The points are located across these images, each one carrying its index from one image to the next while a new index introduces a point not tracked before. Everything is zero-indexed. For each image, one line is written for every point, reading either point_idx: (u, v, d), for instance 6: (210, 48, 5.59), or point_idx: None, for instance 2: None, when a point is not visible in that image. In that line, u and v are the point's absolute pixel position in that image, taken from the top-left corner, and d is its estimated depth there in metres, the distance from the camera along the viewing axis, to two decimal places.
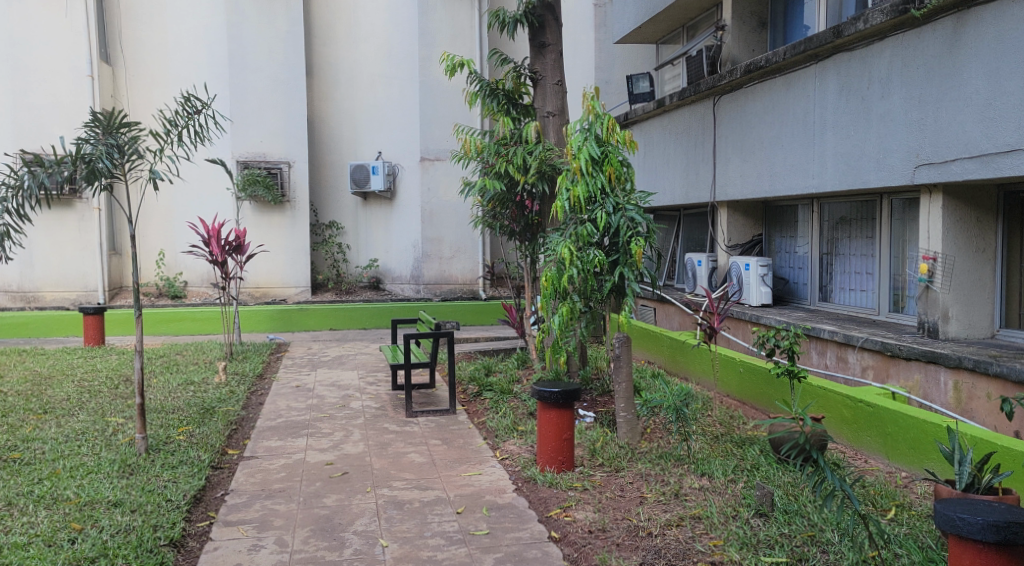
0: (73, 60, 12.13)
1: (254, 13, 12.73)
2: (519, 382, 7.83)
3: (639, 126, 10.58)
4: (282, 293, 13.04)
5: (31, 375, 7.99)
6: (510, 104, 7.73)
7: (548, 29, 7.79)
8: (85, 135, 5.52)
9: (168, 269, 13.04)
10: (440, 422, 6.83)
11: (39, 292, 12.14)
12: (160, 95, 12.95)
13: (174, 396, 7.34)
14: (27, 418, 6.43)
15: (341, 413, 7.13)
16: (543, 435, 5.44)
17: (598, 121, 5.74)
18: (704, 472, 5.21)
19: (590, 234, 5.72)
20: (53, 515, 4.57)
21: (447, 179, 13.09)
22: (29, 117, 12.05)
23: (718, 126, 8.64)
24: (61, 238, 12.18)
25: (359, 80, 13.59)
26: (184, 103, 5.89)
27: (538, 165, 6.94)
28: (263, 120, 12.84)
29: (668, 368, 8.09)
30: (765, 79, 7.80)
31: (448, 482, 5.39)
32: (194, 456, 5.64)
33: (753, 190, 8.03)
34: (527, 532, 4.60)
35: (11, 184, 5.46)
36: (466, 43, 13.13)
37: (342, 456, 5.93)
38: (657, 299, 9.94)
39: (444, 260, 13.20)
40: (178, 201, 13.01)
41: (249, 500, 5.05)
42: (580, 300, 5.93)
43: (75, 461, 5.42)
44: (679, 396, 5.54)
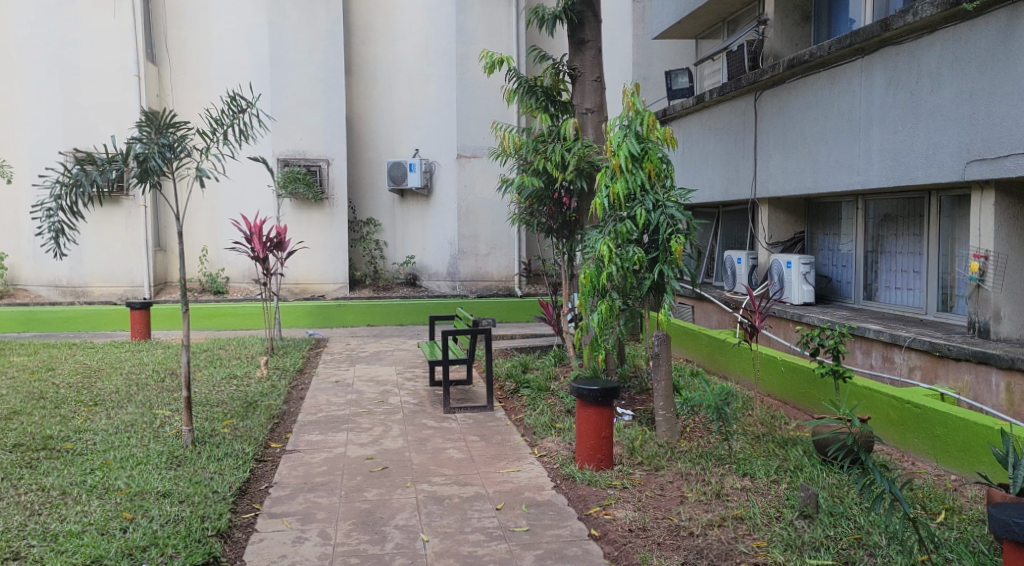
0: (121, 60, 12.38)
1: (295, 13, 12.87)
2: (556, 379, 7.82)
3: (678, 122, 10.50)
4: (320, 289, 13.20)
5: (81, 368, 8.20)
6: (548, 101, 7.73)
7: (587, 26, 7.73)
8: (137, 135, 5.64)
9: (211, 265, 13.27)
10: (477, 418, 6.86)
11: (88, 288, 12.44)
12: (205, 95, 13.19)
13: (217, 390, 7.46)
14: (78, 410, 6.59)
15: (380, 408, 7.19)
16: (582, 433, 5.43)
17: (638, 117, 5.73)
18: (746, 473, 5.17)
19: (629, 232, 5.70)
20: (105, 504, 4.68)
21: (484, 175, 13.13)
22: (79, 117, 12.33)
23: (759, 122, 8.55)
24: (109, 236, 12.46)
25: (397, 79, 13.68)
26: (230, 103, 5.98)
27: (577, 162, 6.91)
28: (303, 119, 12.98)
29: (707, 367, 8.02)
30: (808, 74, 7.70)
31: (488, 479, 5.40)
32: (239, 449, 5.73)
33: (795, 186, 7.92)
34: (567, 530, 4.60)
35: (66, 182, 5.58)
36: (503, 40, 13.12)
37: (382, 451, 5.97)
38: (696, 297, 9.87)
39: (480, 256, 13.24)
40: (221, 199, 13.22)
41: (292, 493, 5.13)
42: (619, 297, 5.90)
43: (125, 452, 5.53)
44: (721, 396, 5.47)
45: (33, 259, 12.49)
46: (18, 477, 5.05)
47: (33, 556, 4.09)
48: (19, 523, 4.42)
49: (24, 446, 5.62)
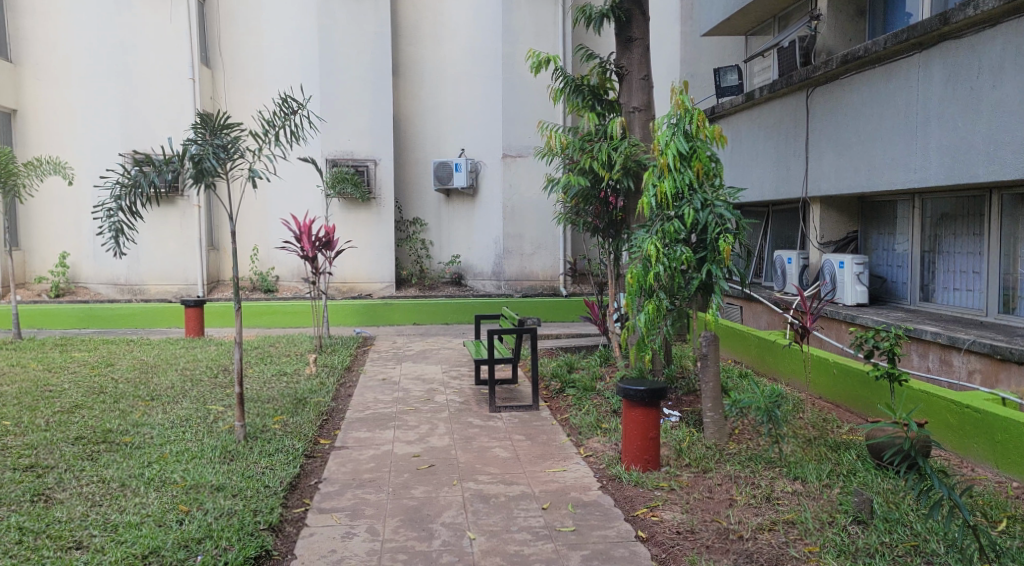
0: (176, 63, 12.66)
1: (343, 15, 13.02)
2: (602, 379, 7.78)
3: (727, 120, 10.38)
4: (367, 288, 13.34)
5: (138, 363, 8.42)
6: (595, 99, 7.74)
7: (635, 23, 7.66)
8: (192, 137, 5.78)
9: (262, 264, 13.50)
10: (523, 417, 6.86)
11: (144, 285, 12.74)
12: (257, 96, 13.44)
13: (268, 386, 7.59)
14: (136, 404, 6.77)
15: (426, 406, 7.24)
16: (629, 433, 5.40)
17: (687, 116, 5.68)
18: (797, 476, 5.08)
19: (677, 231, 5.64)
20: (162, 496, 4.80)
21: (529, 175, 13.12)
22: (137, 119, 12.65)
23: (811, 119, 8.40)
24: (165, 234, 12.75)
25: (443, 79, 13.76)
26: (281, 104, 6.07)
27: (623, 161, 6.90)
28: (351, 120, 13.13)
29: (756, 368, 7.90)
30: (863, 69, 7.53)
31: (534, 478, 5.40)
32: (289, 444, 5.82)
33: (848, 184, 7.77)
34: (614, 531, 4.59)
35: (125, 183, 5.73)
36: (550, 40, 13.07)
37: (428, 449, 6.01)
38: (744, 297, 9.73)
39: (525, 256, 13.24)
40: (272, 199, 13.45)
41: (341, 489, 5.20)
42: (666, 297, 5.85)
43: (180, 446, 5.67)
44: (771, 398, 5.38)
45: (93, 257, 12.89)
46: (80, 469, 5.21)
47: (94, 545, 4.21)
48: (81, 513, 4.56)
49: (85, 439, 5.80)
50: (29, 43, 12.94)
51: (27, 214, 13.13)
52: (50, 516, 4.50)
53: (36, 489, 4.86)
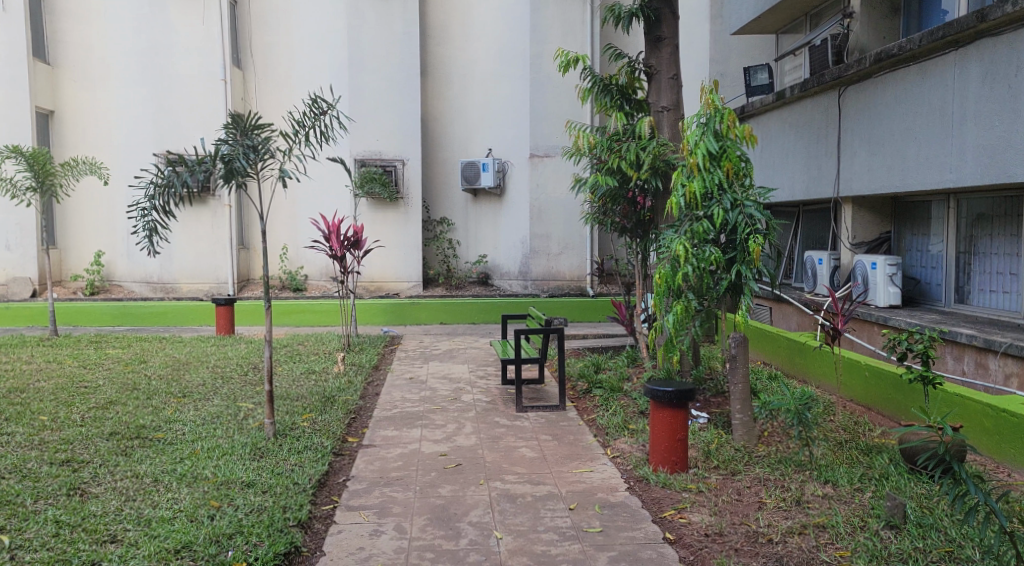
0: (208, 65, 12.80)
1: (372, 15, 13.09)
2: (629, 380, 7.74)
3: (757, 119, 10.29)
4: (394, 288, 13.40)
5: (171, 360, 8.54)
6: (623, 99, 7.71)
7: (664, 22, 7.61)
8: (224, 137, 5.85)
9: (291, 263, 13.62)
10: (550, 417, 6.86)
11: (176, 284, 12.91)
12: (287, 97, 13.56)
13: (297, 384, 7.66)
14: (168, 401, 6.86)
15: (453, 405, 7.27)
16: (656, 434, 5.37)
17: (717, 115, 5.64)
18: (828, 479, 5.03)
19: (706, 231, 5.61)
20: (194, 492, 4.86)
21: (557, 175, 13.11)
22: (169, 120, 12.82)
23: (843, 118, 8.29)
24: (197, 234, 12.91)
25: (471, 79, 13.79)
26: (311, 104, 6.12)
27: (651, 161, 6.87)
28: (380, 120, 13.20)
29: (785, 370, 7.82)
30: (897, 67, 7.43)
31: (561, 478, 5.40)
32: (318, 442, 5.86)
33: (881, 184, 7.67)
34: (641, 532, 4.57)
35: (159, 183, 5.81)
36: (578, 39, 13.03)
37: (455, 448, 6.03)
38: (774, 298, 9.64)
39: (552, 256, 13.22)
40: (301, 199, 13.57)
41: (369, 487, 5.23)
42: (695, 298, 5.81)
43: (212, 443, 5.73)
44: (801, 400, 5.33)
45: (127, 256, 13.10)
46: (114, 464, 5.29)
47: (128, 539, 4.28)
48: (115, 507, 4.63)
49: (119, 434, 5.89)
50: (67, 46, 13.24)
51: (64, 213, 13.38)
52: (85, 510, 4.57)
53: (72, 483, 4.95)
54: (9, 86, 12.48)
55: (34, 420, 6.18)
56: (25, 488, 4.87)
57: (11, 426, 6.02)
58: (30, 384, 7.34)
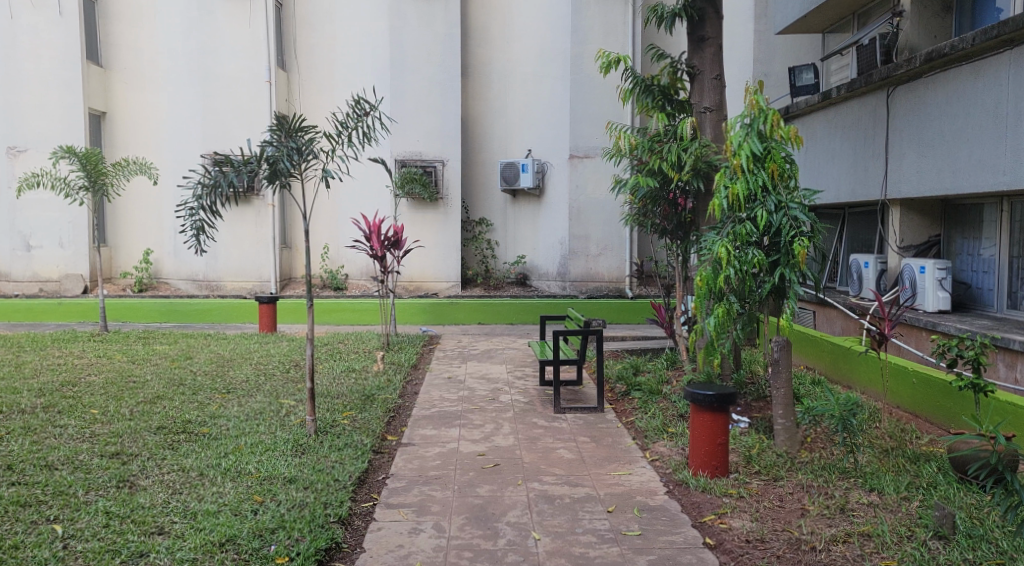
0: (253, 67, 12.97)
1: (414, 17, 13.17)
2: (669, 383, 7.67)
3: (802, 120, 10.13)
4: (433, 287, 13.46)
5: (215, 357, 8.67)
6: (665, 100, 7.66)
7: (708, 22, 7.53)
8: (269, 139, 5.93)
9: (332, 262, 13.77)
10: (588, 420, 6.82)
11: (221, 282, 13.14)
12: (330, 98, 13.73)
13: (338, 382, 7.72)
14: (213, 397, 6.98)
15: (491, 405, 7.29)
16: (697, 438, 5.31)
17: (761, 116, 5.58)
18: (874, 488, 4.94)
19: (749, 233, 5.54)
20: (238, 487, 4.94)
21: (597, 175, 13.04)
22: (216, 121, 13.04)
23: (892, 119, 8.13)
24: (242, 234, 13.12)
25: (511, 80, 13.80)
26: (354, 106, 6.17)
27: (693, 162, 6.80)
28: (420, 121, 13.26)
29: (830, 376, 7.68)
30: (949, 67, 7.26)
31: (599, 480, 5.38)
32: (358, 439, 5.92)
33: (931, 186, 7.50)
34: (681, 537, 4.53)
35: (206, 184, 5.90)
36: (619, 40, 12.94)
37: (493, 449, 6.03)
38: (818, 302, 9.48)
39: (591, 257, 13.17)
40: (343, 199, 13.72)
41: (408, 485, 5.26)
42: (737, 301, 5.73)
43: (255, 438, 5.81)
44: (847, 406, 5.22)
45: (174, 254, 13.36)
46: (162, 458, 5.40)
47: (175, 532, 4.36)
48: (163, 500, 4.73)
49: (166, 428, 6.01)
50: (119, 49, 13.59)
51: (115, 213, 13.71)
52: (134, 502, 4.67)
53: (121, 475, 5.06)
54: (64, 87, 12.83)
55: (86, 412, 6.35)
56: (76, 479, 4.99)
57: (64, 418, 6.18)
58: (81, 378, 7.53)
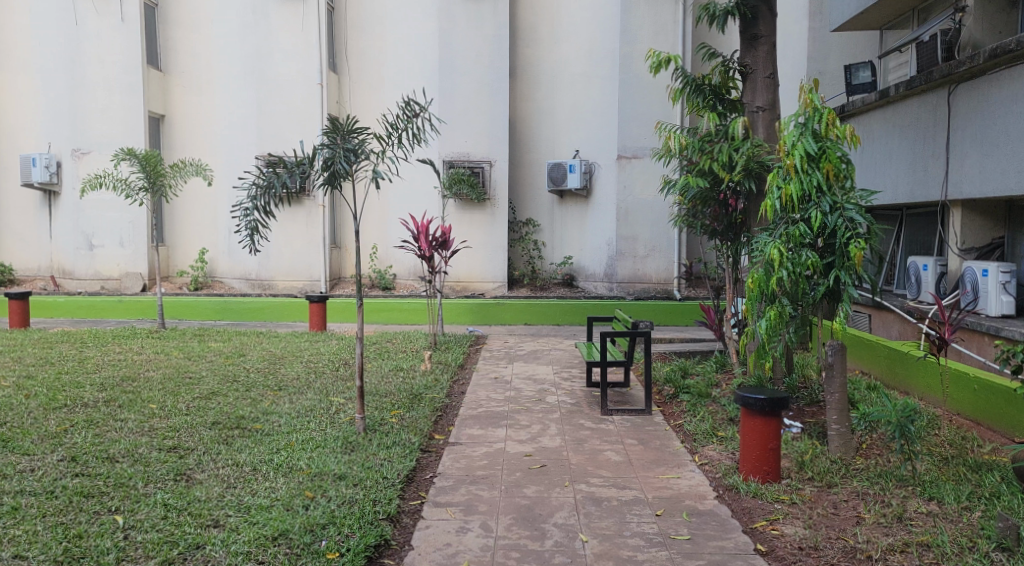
0: (305, 70, 13.15)
1: (463, 19, 13.23)
2: (718, 386, 7.54)
3: (858, 119, 9.90)
4: (480, 288, 13.49)
5: (267, 355, 8.82)
6: (716, 99, 7.58)
7: (761, 20, 7.37)
8: (324, 142, 6.01)
9: (380, 262, 13.90)
10: (635, 422, 6.77)
11: (273, 281, 13.35)
12: (380, 100, 13.87)
13: (386, 381, 7.78)
14: (266, 393, 7.10)
15: (538, 406, 7.27)
16: (747, 442, 5.22)
17: (816, 115, 5.49)
18: (933, 497, 4.80)
19: (803, 235, 5.43)
20: (290, 482, 5.00)
21: (645, 176, 12.93)
22: (270, 123, 13.25)
23: (953, 117, 7.90)
24: (293, 234, 13.33)
25: (560, 81, 13.76)
26: (404, 107, 6.20)
27: (744, 163, 6.68)
28: (469, 121, 13.31)
29: (886, 381, 7.48)
30: (1014, 64, 7.02)
31: (647, 484, 5.32)
32: (405, 438, 5.94)
33: (995, 186, 7.27)
34: (731, 542, 4.45)
35: (261, 185, 5.98)
36: (669, 39, 12.81)
37: (540, 449, 6.01)
38: (874, 306, 9.25)
39: (638, 258, 13.06)
40: (393, 199, 13.83)
41: (455, 484, 5.28)
42: (789, 304, 5.62)
43: (306, 435, 5.89)
44: (905, 412, 5.06)
45: (228, 253, 13.63)
46: (217, 452, 5.50)
47: (230, 525, 4.43)
48: (218, 493, 4.82)
49: (221, 424, 6.12)
50: (177, 54, 13.93)
51: (173, 213, 14.05)
52: (190, 495, 4.77)
53: (178, 469, 5.17)
54: (126, 91, 13.18)
55: (144, 407, 6.50)
56: (136, 472, 5.11)
57: (124, 412, 6.34)
58: (140, 373, 7.72)
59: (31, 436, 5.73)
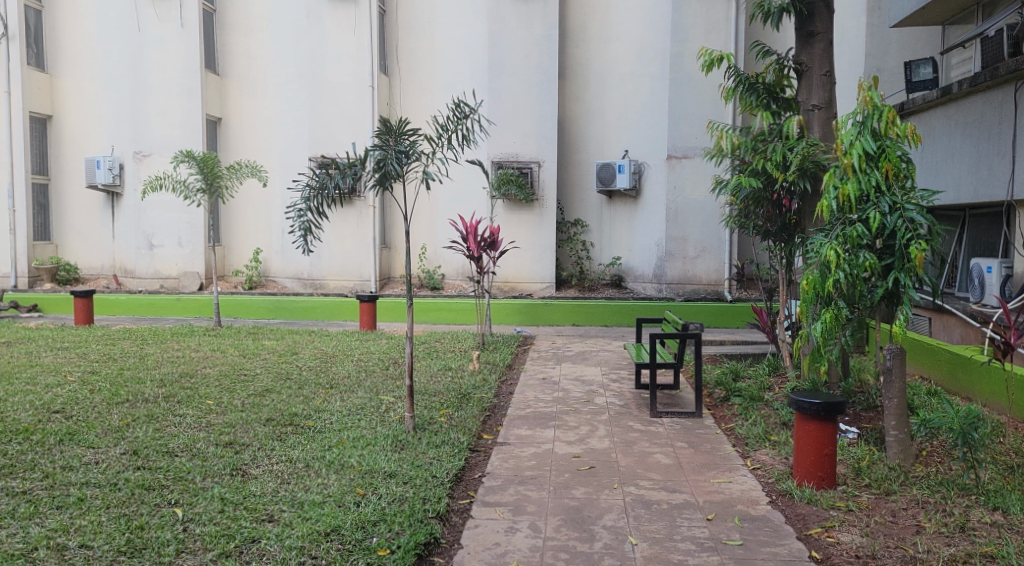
0: (357, 72, 13.30)
1: (513, 19, 13.23)
2: (771, 389, 7.40)
3: (919, 117, 9.63)
4: (529, 288, 13.48)
5: (319, 353, 8.94)
6: (770, 98, 7.49)
7: (818, 17, 7.19)
8: (375, 144, 6.07)
9: (429, 262, 13.99)
10: (685, 425, 6.68)
11: (324, 280, 13.55)
12: (430, 102, 13.97)
13: (435, 380, 7.82)
14: (317, 391, 7.19)
15: (586, 407, 7.22)
16: (801, 448, 5.11)
17: (875, 114, 5.34)
18: (998, 506, 4.64)
19: (861, 236, 5.28)
20: (341, 479, 5.06)
21: (696, 177, 12.76)
22: (323, 125, 13.44)
23: (1019, 115, 7.62)
24: (345, 234, 13.50)
25: (609, 81, 13.69)
26: (454, 109, 6.21)
27: (800, 162, 6.53)
28: (517, 122, 13.31)
29: (947, 387, 7.27)
30: None
31: (698, 487, 5.25)
32: (454, 438, 5.95)
33: None
34: (785, 549, 4.36)
35: (314, 186, 6.04)
36: (721, 37, 12.62)
37: (589, 451, 5.98)
38: (935, 309, 9.01)
39: (688, 259, 12.91)
40: (443, 200, 13.91)
41: (504, 484, 5.27)
42: (846, 306, 5.48)
43: (356, 433, 5.95)
44: (968, 419, 4.89)
45: (282, 253, 13.86)
46: (271, 448, 5.59)
47: (284, 520, 4.50)
48: (273, 489, 4.89)
49: (275, 420, 6.22)
50: (234, 58, 14.21)
51: (229, 213, 14.36)
52: (246, 490, 4.85)
53: (235, 464, 5.27)
54: (186, 95, 13.50)
55: (202, 403, 6.65)
56: (194, 466, 5.22)
57: (183, 408, 6.49)
58: (198, 370, 7.90)
59: (95, 429, 5.90)
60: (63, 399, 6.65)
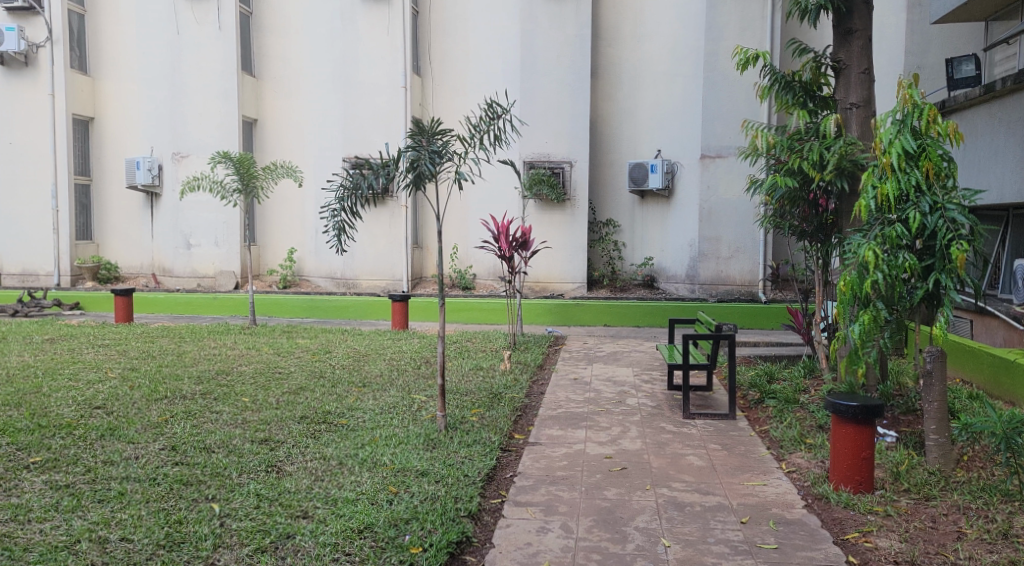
0: (390, 73, 13.37)
1: (545, 20, 13.21)
2: (806, 392, 7.29)
3: (960, 115, 9.43)
4: (560, 288, 13.44)
5: (352, 352, 9.00)
6: (807, 96, 7.39)
7: (856, 14, 7.05)
8: (409, 144, 6.08)
9: (461, 261, 14.01)
10: (718, 426, 6.62)
11: (357, 279, 13.64)
12: (462, 103, 14.00)
13: (466, 380, 7.83)
14: (350, 390, 7.23)
15: (618, 408, 7.18)
16: (839, 451, 5.03)
17: (915, 111, 5.24)
18: None
19: (899, 236, 5.18)
20: (374, 477, 5.08)
21: (730, 176, 12.62)
22: (356, 126, 13.54)
23: None
24: (378, 234, 13.58)
25: (642, 82, 13.61)
26: (487, 108, 6.20)
27: (837, 161, 6.43)
28: (548, 122, 13.29)
29: (989, 391, 7.11)
30: None
31: (731, 490, 5.19)
32: (486, 437, 5.95)
33: None
34: (822, 553, 4.29)
35: (348, 186, 6.08)
36: (756, 35, 12.47)
37: (621, 452, 5.94)
38: (976, 311, 8.84)
39: (721, 259, 12.78)
40: (475, 200, 13.93)
41: (535, 484, 5.26)
42: (885, 307, 5.39)
43: (389, 431, 5.98)
44: (1012, 423, 4.77)
45: (316, 253, 14.00)
46: (305, 445, 5.64)
47: (318, 516, 4.53)
48: (307, 485, 4.93)
49: (309, 418, 6.27)
50: (269, 60, 14.36)
51: (264, 213, 14.52)
52: (281, 486, 4.90)
53: (270, 460, 5.32)
54: (223, 97, 13.68)
55: (238, 400, 6.72)
56: (230, 462, 5.28)
57: (219, 404, 6.57)
58: (234, 367, 8.00)
59: (135, 425, 5.99)
60: (104, 395, 6.77)
